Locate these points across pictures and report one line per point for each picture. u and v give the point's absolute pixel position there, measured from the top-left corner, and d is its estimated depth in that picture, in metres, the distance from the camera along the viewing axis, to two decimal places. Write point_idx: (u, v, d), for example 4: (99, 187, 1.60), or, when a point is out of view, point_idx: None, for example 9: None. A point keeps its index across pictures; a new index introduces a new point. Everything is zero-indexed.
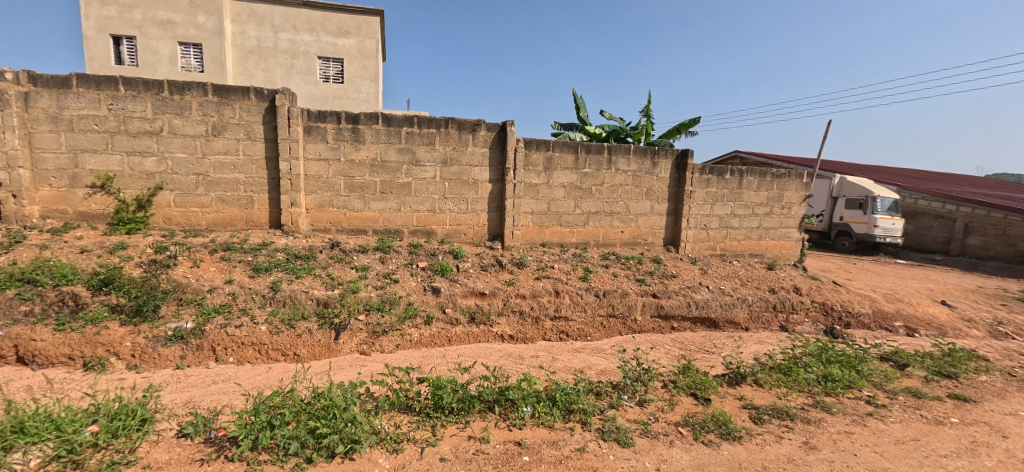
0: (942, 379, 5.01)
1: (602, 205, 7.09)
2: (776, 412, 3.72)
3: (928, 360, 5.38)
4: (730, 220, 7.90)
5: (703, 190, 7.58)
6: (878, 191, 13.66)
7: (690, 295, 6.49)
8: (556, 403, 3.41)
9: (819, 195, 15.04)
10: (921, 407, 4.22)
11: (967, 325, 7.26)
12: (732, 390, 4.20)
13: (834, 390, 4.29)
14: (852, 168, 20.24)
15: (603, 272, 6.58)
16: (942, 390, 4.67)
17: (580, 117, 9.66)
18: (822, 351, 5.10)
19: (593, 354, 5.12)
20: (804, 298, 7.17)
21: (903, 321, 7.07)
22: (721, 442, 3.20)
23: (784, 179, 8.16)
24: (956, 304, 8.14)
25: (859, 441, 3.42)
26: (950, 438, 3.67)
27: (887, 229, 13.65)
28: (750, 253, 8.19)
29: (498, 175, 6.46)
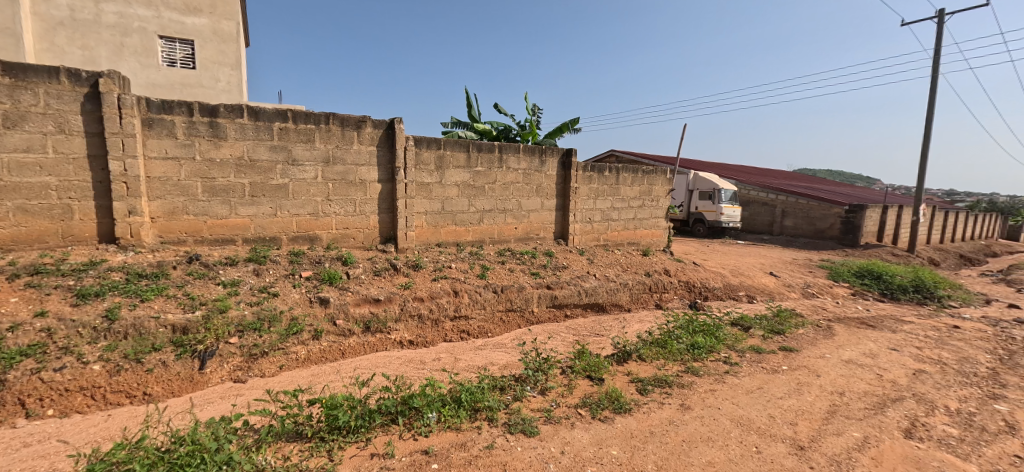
0: (775, 335, 6.07)
1: (496, 203, 7.18)
2: (658, 382, 4.13)
3: (764, 322, 6.49)
4: (610, 213, 8.59)
5: (586, 186, 8.13)
6: (723, 184, 16.10)
7: (579, 284, 6.91)
8: (462, 405, 3.34)
9: (679, 188, 17.20)
10: (763, 360, 5.05)
11: (788, 290, 8.94)
12: (621, 367, 4.57)
13: (700, 356, 4.93)
14: (703, 164, 23.54)
15: (499, 268, 6.67)
16: (776, 345, 5.65)
17: (469, 115, 9.65)
18: (689, 324, 5.83)
19: (494, 349, 5.16)
20: (672, 278, 8.12)
21: (745, 291, 8.43)
22: (614, 417, 3.44)
23: (653, 175, 9.13)
24: (780, 273, 9.95)
25: (721, 397, 3.96)
26: (784, 382, 4.45)
27: (730, 216, 16.16)
28: (629, 242, 9.02)
29: (388, 174, 6.14)
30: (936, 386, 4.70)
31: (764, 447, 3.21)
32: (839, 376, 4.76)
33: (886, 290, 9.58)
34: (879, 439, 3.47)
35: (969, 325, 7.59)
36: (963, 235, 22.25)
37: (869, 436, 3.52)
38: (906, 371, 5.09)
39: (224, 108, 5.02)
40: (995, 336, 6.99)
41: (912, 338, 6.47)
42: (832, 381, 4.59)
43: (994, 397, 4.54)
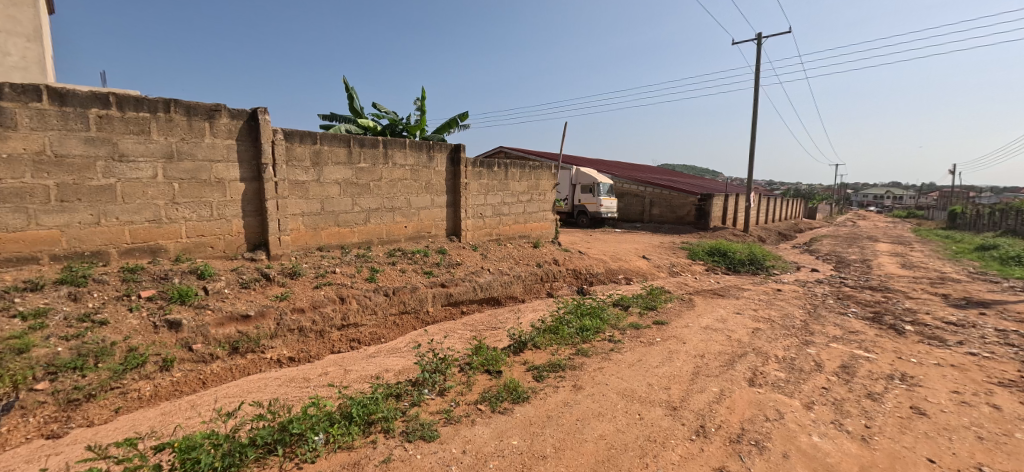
0: (649, 311, 6.76)
1: (383, 201, 6.81)
2: (552, 367, 4.30)
3: (641, 300, 7.19)
4: (501, 208, 8.73)
5: (476, 181, 8.13)
6: (601, 178, 17.48)
7: (474, 279, 6.90)
8: (353, 420, 3.07)
9: (563, 183, 18.22)
10: (641, 335, 5.59)
11: (658, 270, 10.05)
12: (517, 357, 4.66)
13: (588, 338, 5.26)
14: (583, 160, 25.31)
15: (390, 270, 6.34)
16: (651, 320, 6.29)
17: (350, 107, 8.98)
18: (577, 308, 6.20)
19: (388, 356, 4.89)
20: (561, 267, 8.55)
21: (624, 274, 9.27)
22: (513, 407, 3.49)
23: (539, 170, 9.50)
24: (651, 256, 11.13)
25: (608, 373, 4.27)
26: (658, 352, 4.97)
27: (609, 207, 17.63)
28: (520, 235, 9.28)
29: (252, 172, 5.41)
30: (769, 340, 5.67)
31: (645, 413, 3.53)
32: (700, 341, 5.47)
33: (731, 265, 11.32)
34: (732, 391, 4.06)
35: (788, 288, 9.34)
36: (780, 216, 27.38)
37: (724, 389, 4.10)
38: (748, 330, 6.07)
39: (10, 88, 3.93)
40: (805, 295, 8.70)
41: (751, 303, 7.74)
42: (695, 346, 5.25)
43: (807, 344, 5.64)
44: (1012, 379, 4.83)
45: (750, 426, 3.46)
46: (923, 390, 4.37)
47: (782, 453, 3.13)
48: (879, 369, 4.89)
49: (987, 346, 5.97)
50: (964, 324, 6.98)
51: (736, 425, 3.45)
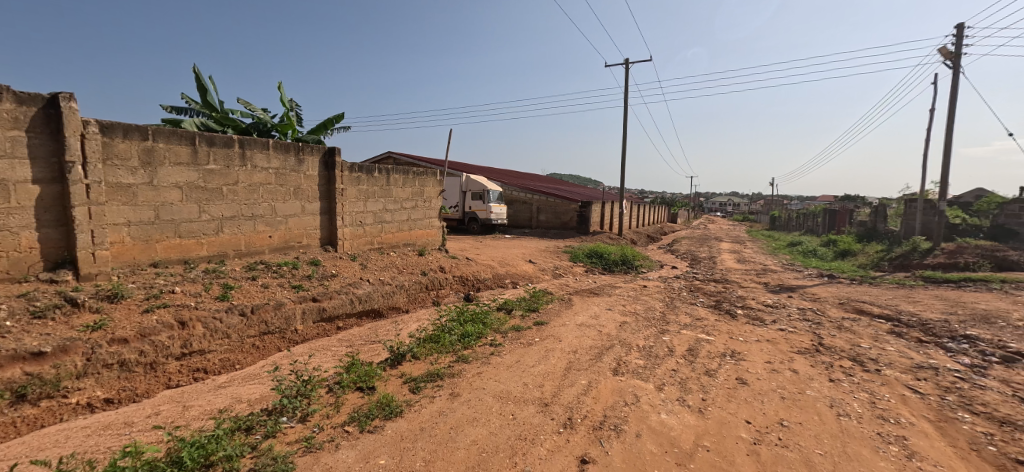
0: (531, 313, 7.03)
1: (240, 207, 6.01)
2: (430, 377, 4.20)
3: (524, 303, 7.45)
4: (383, 215, 8.33)
5: (354, 187, 7.64)
6: (489, 185, 17.80)
7: (351, 291, 6.45)
8: (185, 465, 2.61)
9: (452, 190, 18.15)
10: (522, 336, 5.77)
11: (542, 273, 10.53)
12: (394, 370, 4.44)
13: (470, 344, 5.26)
14: (473, 168, 25.60)
15: (249, 285, 5.61)
16: (532, 321, 6.54)
17: (204, 99, 7.80)
18: (461, 315, 6.17)
19: (242, 384, 4.30)
20: (447, 274, 8.46)
21: (510, 278, 9.52)
22: (385, 424, 3.31)
23: (423, 176, 9.31)
24: (536, 260, 11.61)
25: (487, 377, 4.31)
26: (536, 352, 5.17)
27: (498, 213, 17.98)
28: (404, 243, 8.97)
29: (53, 172, 4.36)
30: (633, 331, 6.29)
31: (518, 412, 3.63)
32: (574, 337, 5.84)
33: (606, 265, 12.36)
34: (598, 381, 4.40)
35: (652, 284, 10.50)
36: (648, 221, 30.78)
37: (591, 380, 4.42)
38: (616, 324, 6.66)
39: None
40: (665, 290, 9.86)
41: (621, 299, 8.53)
42: (569, 343, 5.59)
43: (663, 332, 6.38)
44: (807, 347, 6.05)
45: (611, 412, 3.77)
46: (745, 363, 5.24)
47: (636, 433, 3.47)
48: (716, 348, 5.74)
49: (792, 322, 7.41)
50: (778, 306, 8.57)
51: (599, 413, 3.74)
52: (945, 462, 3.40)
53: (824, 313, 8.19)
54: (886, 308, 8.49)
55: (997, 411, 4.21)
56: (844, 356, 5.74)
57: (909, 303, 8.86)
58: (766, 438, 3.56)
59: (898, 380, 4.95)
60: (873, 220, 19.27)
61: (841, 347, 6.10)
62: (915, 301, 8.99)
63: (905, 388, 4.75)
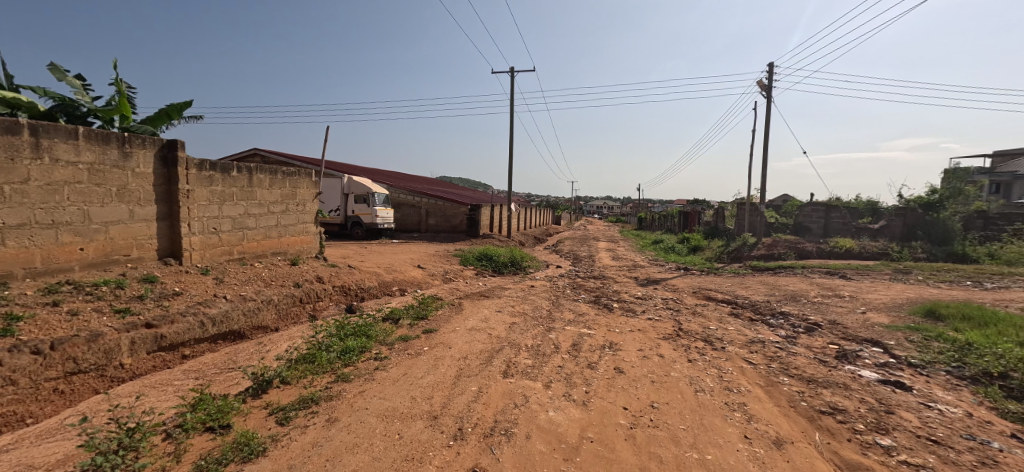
0: (419, 321, 6.73)
1: (34, 213, 4.71)
2: (302, 403, 3.73)
3: (412, 311, 7.11)
4: (243, 220, 7.27)
5: (204, 188, 6.54)
6: (374, 188, 16.83)
7: (201, 311, 5.47)
8: None
9: (332, 193, 16.75)
10: (410, 347, 5.47)
11: (432, 278, 10.23)
12: (256, 401, 3.84)
13: (351, 360, 4.81)
14: (355, 169, 24.05)
15: (51, 313, 4.41)
16: (421, 329, 6.25)
17: None
18: (340, 329, 5.64)
19: (36, 444, 3.33)
20: (326, 284, 7.71)
21: (397, 285, 9.05)
22: (243, 468, 2.82)
23: (294, 177, 8.39)
24: (426, 265, 11.25)
25: (369, 396, 3.97)
26: (424, 362, 4.94)
27: (384, 217, 17.09)
28: (272, 252, 7.95)
29: None
30: (522, 332, 6.41)
31: (405, 430, 3.40)
32: (464, 343, 5.72)
33: (496, 267, 12.50)
34: (488, 386, 4.35)
35: (539, 284, 10.91)
36: (535, 222, 32.13)
37: (482, 386, 4.36)
38: (505, 325, 6.72)
39: None
40: (551, 289, 10.31)
41: (510, 300, 8.67)
42: (459, 349, 5.46)
43: (550, 330, 6.62)
44: (670, 333, 6.79)
45: (501, 417, 3.74)
46: (621, 353, 5.67)
47: (525, 435, 3.48)
48: (596, 342, 6.12)
49: (658, 311, 8.28)
50: (646, 297, 9.53)
51: (490, 419, 3.69)
52: (774, 420, 4.05)
53: (682, 301, 9.32)
54: (727, 293, 10.00)
55: (806, 372, 5.19)
56: (698, 338, 6.57)
57: (743, 288, 10.56)
58: (640, 422, 3.86)
59: (738, 354, 5.82)
60: (715, 220, 22.70)
61: (696, 330, 6.98)
62: (747, 287, 10.76)
63: (744, 360, 5.60)
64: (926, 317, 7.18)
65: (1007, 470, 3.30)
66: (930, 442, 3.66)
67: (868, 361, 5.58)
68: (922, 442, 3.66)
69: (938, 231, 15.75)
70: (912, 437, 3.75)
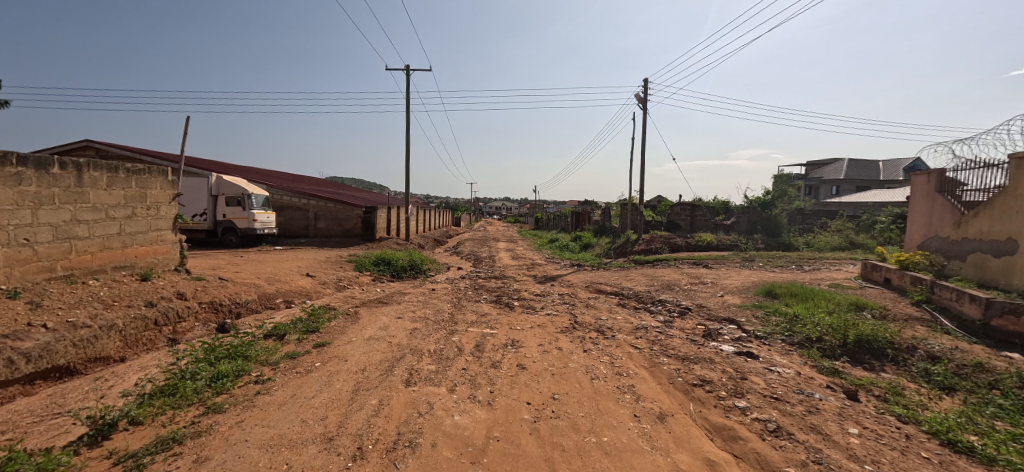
0: (309, 335, 6.13)
1: None
2: (160, 445, 3.14)
3: (299, 324, 6.44)
4: (70, 228, 5.94)
5: (9, 189, 5.20)
6: (250, 189, 15.02)
7: (8, 347, 4.32)
8: None
9: (196, 194, 14.55)
10: (298, 364, 4.94)
11: (323, 286, 9.43)
12: (95, 452, 3.13)
13: (225, 387, 4.19)
14: (227, 168, 21.27)
15: None
16: (311, 344, 5.70)
17: None
18: (210, 352, 4.89)
19: None
20: (190, 302, 6.64)
21: (281, 296, 8.16)
22: None
23: (143, 175, 7.10)
24: (315, 273, 10.33)
25: (250, 424, 3.50)
26: (315, 380, 4.50)
27: (263, 222, 15.34)
28: (114, 266, 6.59)
29: None
30: (423, 337, 6.20)
31: (294, 458, 3.05)
32: (361, 354, 5.35)
33: (394, 272, 11.97)
34: (388, 398, 4.10)
35: (440, 286, 10.72)
36: (434, 224, 31.57)
37: (382, 398, 4.10)
38: (406, 332, 6.44)
39: None
40: (452, 291, 10.20)
41: (410, 305, 8.36)
42: (356, 361, 5.09)
43: (452, 333, 6.50)
44: (567, 326, 7.13)
45: (404, 428, 3.55)
46: (523, 350, 5.79)
47: (431, 443, 3.35)
48: (499, 340, 6.17)
49: (556, 306, 8.66)
50: (544, 294, 9.92)
51: (392, 432, 3.48)
52: (657, 397, 4.45)
53: (576, 295, 9.89)
54: (615, 285, 10.85)
55: (680, 351, 5.82)
56: (592, 329, 7.01)
57: (628, 280, 11.55)
58: (543, 414, 3.97)
59: (626, 341, 6.32)
60: (603, 219, 24.59)
61: (589, 322, 7.43)
62: (631, 279, 11.80)
63: (631, 346, 6.10)
64: (766, 296, 8.57)
65: (826, 414, 4.05)
66: (774, 399, 4.34)
67: (726, 337, 6.46)
68: (768, 400, 4.32)
69: (772, 226, 19.23)
70: (762, 397, 4.40)
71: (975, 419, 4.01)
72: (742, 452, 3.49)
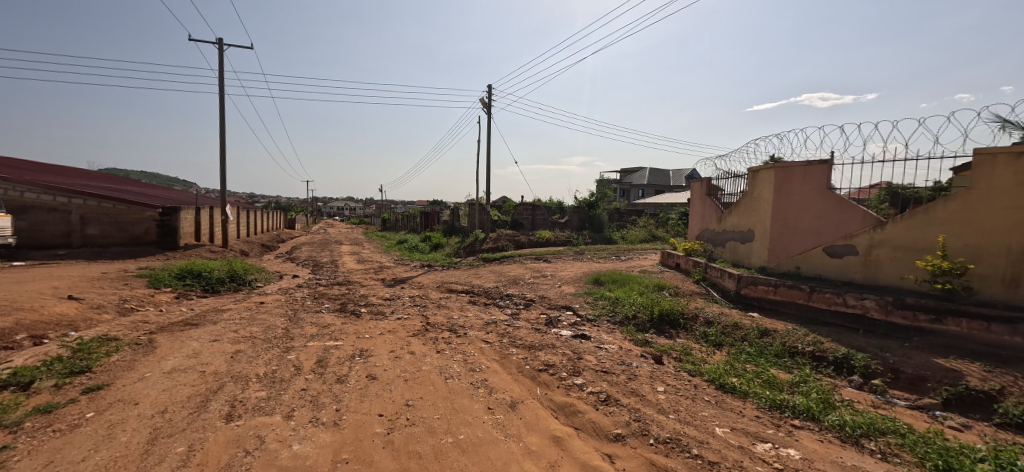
0: (74, 378, 4.64)
1: None
2: None
3: (57, 365, 4.83)
4: None
5: None
6: None
7: None
8: None
9: None
10: (57, 420, 3.70)
11: (97, 312, 7.29)
12: None
13: None
14: None
15: None
16: (78, 390, 4.33)
17: None
18: None
19: None
20: None
21: (26, 331, 6.02)
22: None
23: None
24: (84, 294, 7.92)
25: None
26: (86, 437, 3.41)
27: None
28: None
29: None
30: (249, 360, 5.28)
31: None
32: (160, 392, 4.29)
33: (207, 285, 9.99)
34: (202, 441, 3.36)
35: (270, 299, 9.35)
36: (263, 227, 27.54)
37: (193, 443, 3.34)
38: (225, 357, 5.40)
39: None
40: (286, 302, 9.00)
41: (230, 324, 7.06)
42: (152, 403, 4.04)
43: (286, 351, 5.70)
44: (419, 329, 6.93)
45: None
46: (372, 359, 5.40)
47: None
48: (344, 353, 5.64)
49: (407, 310, 8.35)
50: (394, 298, 9.48)
51: None
52: (509, 387, 4.63)
53: (427, 297, 9.72)
54: (466, 284, 10.99)
55: (527, 341, 6.19)
56: (444, 329, 6.95)
57: (478, 278, 11.83)
58: (397, 424, 3.75)
59: (477, 337, 6.43)
60: (452, 219, 24.81)
61: (441, 322, 7.36)
62: (481, 276, 12.12)
63: (482, 341, 6.24)
64: (594, 284, 9.73)
65: (642, 379, 4.77)
66: (604, 372, 4.92)
67: (565, 323, 7.12)
68: (599, 374, 4.88)
69: (597, 223, 22.04)
70: (594, 372, 4.94)
71: (735, 365, 5.19)
72: (582, 424, 3.85)
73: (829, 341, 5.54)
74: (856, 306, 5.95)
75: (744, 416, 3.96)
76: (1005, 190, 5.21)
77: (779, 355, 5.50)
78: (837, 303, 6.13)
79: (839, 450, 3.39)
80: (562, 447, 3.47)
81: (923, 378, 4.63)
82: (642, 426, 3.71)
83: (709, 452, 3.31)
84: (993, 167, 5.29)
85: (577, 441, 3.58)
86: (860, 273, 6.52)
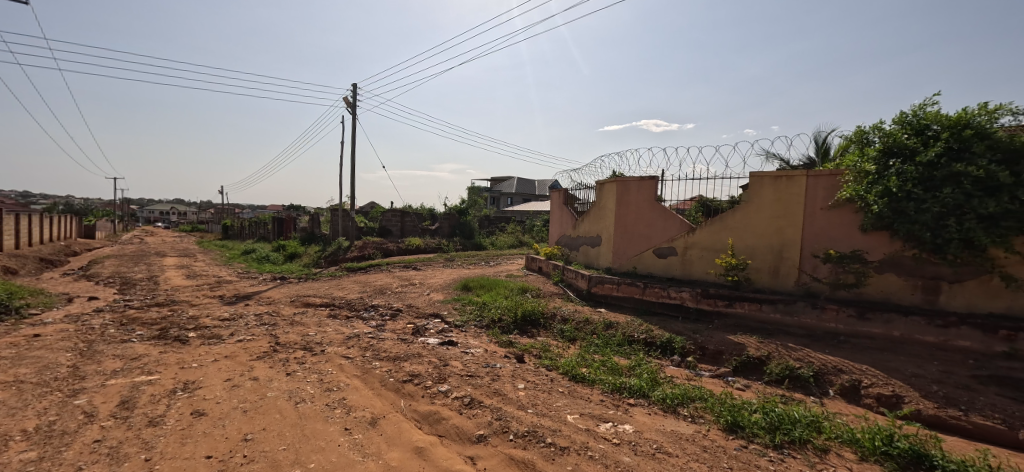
0: None
1: None
2: None
3: None
4: None
5: None
6: None
7: None
8: None
9: None
10: None
11: None
12: None
13: None
14: None
15: None
16: None
17: None
18: None
19: None
20: None
21: None
22: None
23: None
24: None
25: None
26: None
27: None
28: None
29: None
30: (11, 413, 4.04)
31: None
32: None
33: None
34: None
35: (52, 330, 7.29)
36: (44, 237, 21.39)
37: None
38: None
39: None
40: (77, 332, 7.12)
41: None
42: None
43: (74, 395, 4.51)
44: (265, 351, 6.13)
45: None
46: (201, 392, 4.60)
47: None
48: (162, 388, 4.70)
49: (250, 330, 7.32)
50: (234, 317, 8.23)
51: None
52: (369, 403, 4.39)
53: (277, 313, 8.65)
54: (325, 297, 10.09)
55: (391, 352, 5.95)
56: (296, 348, 6.28)
57: (340, 289, 10.96)
58: (230, 464, 3.26)
59: (336, 354, 5.96)
60: (311, 226, 22.67)
61: (294, 341, 6.63)
62: (343, 287, 11.27)
63: (342, 358, 5.80)
64: (462, 290, 9.84)
65: (504, 378, 4.98)
66: (469, 377, 5.00)
67: (432, 330, 7.04)
68: (464, 378, 4.95)
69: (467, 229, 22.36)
70: (459, 377, 4.98)
71: (585, 357, 5.75)
72: (445, 430, 3.85)
73: (657, 328, 6.51)
74: (677, 297, 7.12)
75: (591, 401, 4.41)
76: (768, 204, 6.78)
77: (620, 344, 6.27)
78: (663, 295, 7.26)
79: (661, 419, 4.00)
80: (423, 458, 3.42)
81: (720, 352, 5.74)
82: (503, 424, 3.86)
83: (560, 439, 3.61)
84: (762, 186, 6.83)
85: (439, 449, 3.56)
86: (679, 270, 7.82)
